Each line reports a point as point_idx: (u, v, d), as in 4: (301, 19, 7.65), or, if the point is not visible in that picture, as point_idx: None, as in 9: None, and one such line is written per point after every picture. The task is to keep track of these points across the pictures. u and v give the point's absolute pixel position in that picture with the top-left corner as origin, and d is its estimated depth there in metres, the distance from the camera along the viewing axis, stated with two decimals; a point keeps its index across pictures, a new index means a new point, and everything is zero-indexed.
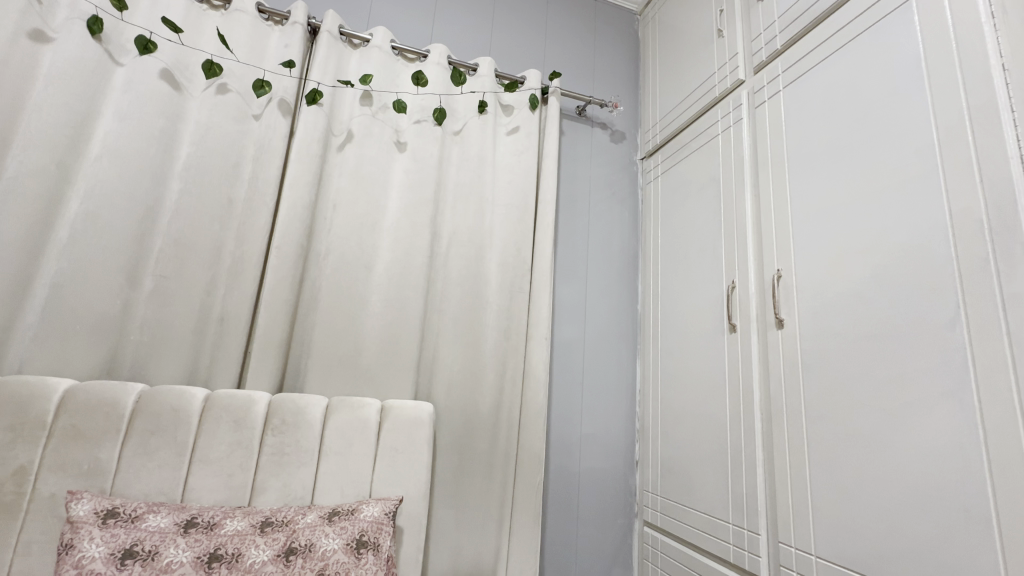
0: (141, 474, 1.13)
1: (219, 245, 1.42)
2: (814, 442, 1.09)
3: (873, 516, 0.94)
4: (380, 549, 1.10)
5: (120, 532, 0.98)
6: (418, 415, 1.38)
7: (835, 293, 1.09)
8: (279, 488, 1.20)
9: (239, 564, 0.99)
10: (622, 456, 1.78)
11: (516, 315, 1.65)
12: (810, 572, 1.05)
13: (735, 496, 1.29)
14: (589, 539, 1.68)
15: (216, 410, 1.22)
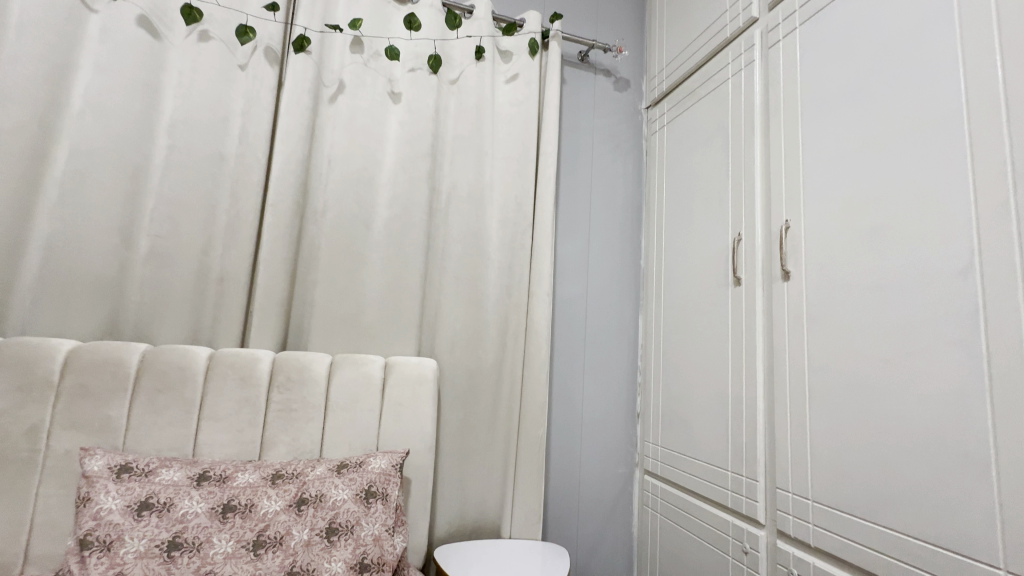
0: (152, 431, 1.15)
1: (213, 203, 1.39)
2: (816, 391, 1.09)
3: (872, 462, 0.95)
4: (388, 498, 1.14)
5: (134, 485, 1.00)
6: (422, 371, 1.39)
7: (843, 243, 1.06)
8: (288, 442, 1.23)
9: (253, 514, 1.03)
10: (623, 408, 1.81)
11: (518, 272, 1.63)
12: (806, 516, 1.08)
13: (734, 444, 1.31)
14: (592, 487, 1.73)
15: (221, 368, 1.22)
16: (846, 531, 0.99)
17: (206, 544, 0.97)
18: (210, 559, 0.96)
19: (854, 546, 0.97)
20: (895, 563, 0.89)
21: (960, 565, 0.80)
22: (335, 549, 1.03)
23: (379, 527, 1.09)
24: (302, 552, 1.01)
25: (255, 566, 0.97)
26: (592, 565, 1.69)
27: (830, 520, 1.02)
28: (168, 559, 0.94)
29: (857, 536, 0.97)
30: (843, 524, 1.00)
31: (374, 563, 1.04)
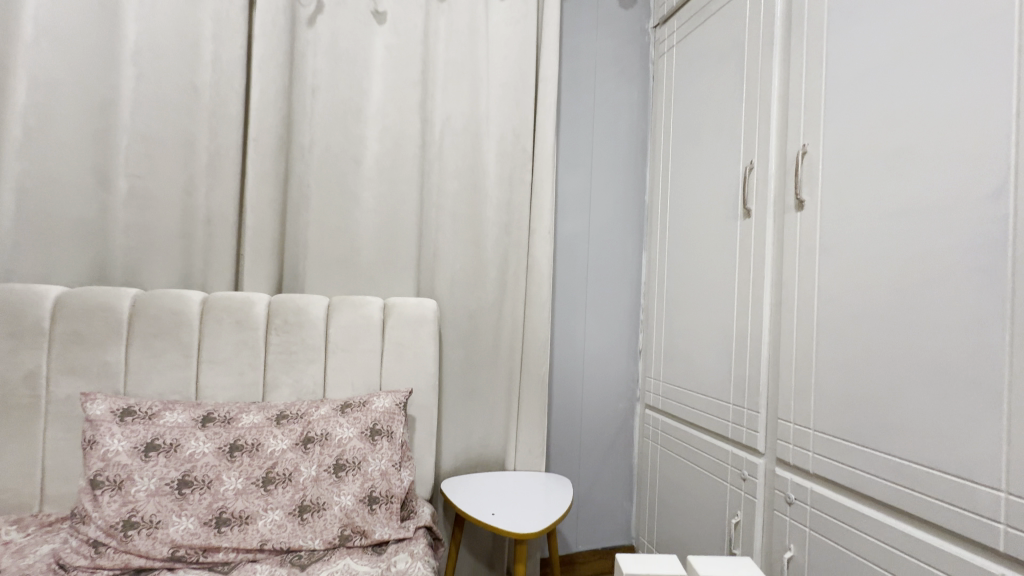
0: (152, 375, 1.14)
1: (191, 140, 1.29)
2: (825, 324, 1.07)
3: (879, 392, 0.95)
4: (394, 436, 1.15)
5: (139, 427, 1.00)
6: (421, 311, 1.36)
7: (865, 167, 1.00)
8: (291, 384, 1.23)
9: (260, 453, 1.04)
10: (625, 346, 1.81)
11: (517, 209, 1.57)
12: (806, 445, 1.10)
13: (737, 378, 1.31)
14: (594, 421, 1.77)
15: (216, 312, 1.20)
16: (846, 458, 1.01)
17: (215, 482, 0.99)
18: (221, 496, 0.98)
19: (853, 472, 0.99)
20: (893, 486, 0.91)
21: (960, 488, 0.81)
22: (343, 483, 1.05)
23: (386, 463, 1.10)
24: (311, 487, 1.03)
25: (266, 501, 1.00)
26: (594, 494, 1.76)
27: (831, 448, 1.04)
28: (179, 496, 0.96)
29: (858, 463, 0.98)
30: (844, 452, 1.01)
31: (383, 495, 1.07)
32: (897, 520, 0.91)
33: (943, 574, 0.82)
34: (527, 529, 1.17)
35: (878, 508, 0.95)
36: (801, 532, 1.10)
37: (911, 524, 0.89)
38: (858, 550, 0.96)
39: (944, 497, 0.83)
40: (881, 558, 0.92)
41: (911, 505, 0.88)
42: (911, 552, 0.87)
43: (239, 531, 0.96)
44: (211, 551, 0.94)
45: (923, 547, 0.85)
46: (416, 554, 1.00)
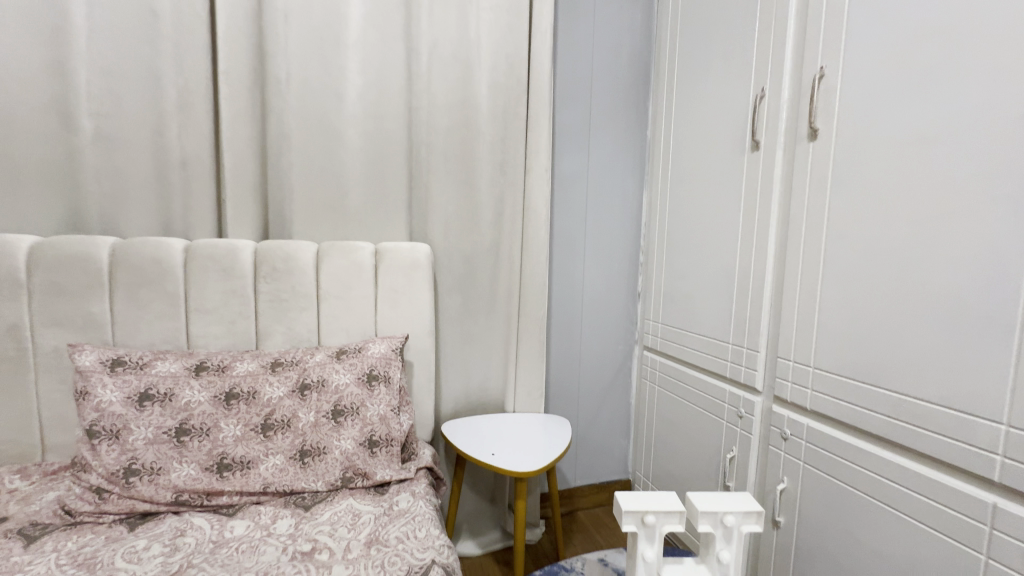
0: (141, 327, 1.11)
1: (155, 72, 1.18)
2: (832, 261, 1.03)
3: (883, 328, 0.93)
4: (391, 381, 1.14)
5: (130, 377, 0.99)
6: (415, 256, 1.31)
7: (886, 89, 0.92)
8: (285, 332, 1.21)
9: (257, 400, 1.03)
10: (624, 289, 1.79)
11: (512, 146, 1.49)
12: (805, 382, 1.10)
13: (738, 318, 1.29)
14: (592, 363, 1.78)
15: (199, 260, 1.14)
16: (845, 394, 1.00)
17: (214, 429, 0.99)
18: (221, 442, 0.98)
19: (850, 408, 0.99)
20: (890, 420, 0.91)
21: (959, 421, 0.80)
22: (343, 428, 1.05)
23: (384, 407, 1.10)
24: (311, 432, 1.03)
25: (266, 447, 1.00)
26: (593, 433, 1.80)
27: (830, 385, 1.04)
28: (178, 443, 0.96)
29: (857, 399, 0.98)
30: (843, 388, 1.01)
31: (383, 439, 1.08)
32: (892, 453, 0.92)
33: (934, 502, 0.84)
34: (527, 468, 1.20)
35: (874, 441, 0.96)
36: (795, 466, 1.13)
37: (907, 457, 0.90)
38: (852, 482, 0.98)
39: (942, 431, 0.83)
40: (875, 489, 0.94)
41: (908, 438, 0.88)
42: (905, 483, 0.89)
43: (242, 476, 0.97)
44: (215, 495, 0.95)
45: (917, 479, 0.87)
46: (418, 493, 1.02)
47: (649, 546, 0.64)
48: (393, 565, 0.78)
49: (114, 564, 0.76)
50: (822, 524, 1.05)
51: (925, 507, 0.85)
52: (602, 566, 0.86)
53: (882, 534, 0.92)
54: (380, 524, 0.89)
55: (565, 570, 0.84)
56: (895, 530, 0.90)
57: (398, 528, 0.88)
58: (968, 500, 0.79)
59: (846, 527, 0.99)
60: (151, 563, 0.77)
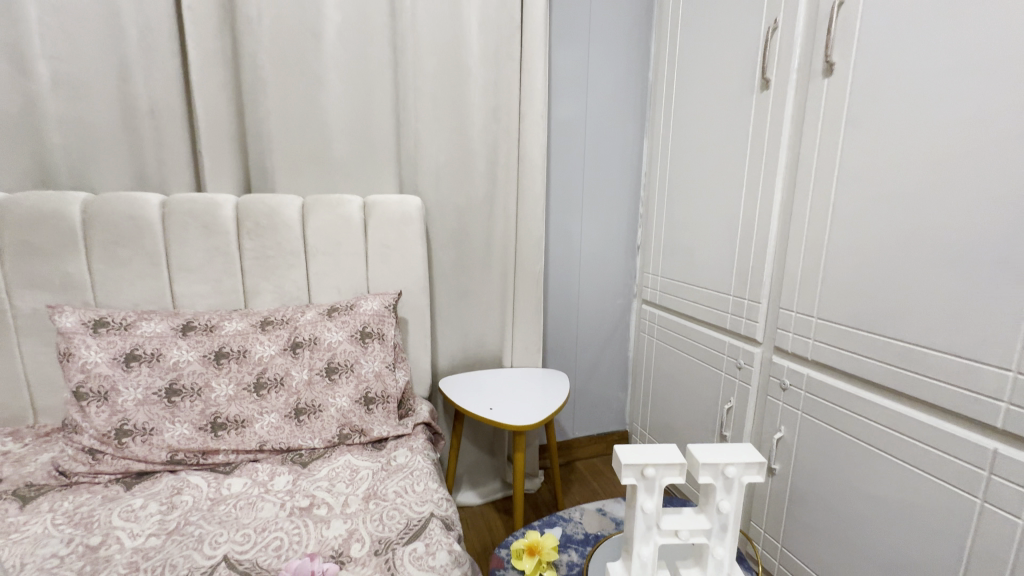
0: (122, 286, 1.06)
1: (112, 8, 1.06)
2: (841, 208, 0.99)
3: (891, 276, 0.90)
4: (385, 338, 1.12)
5: (115, 338, 0.96)
6: (406, 210, 1.26)
7: (912, 16, 0.84)
8: (273, 290, 1.17)
9: (248, 359, 1.01)
10: (622, 242, 1.74)
11: (506, 91, 1.40)
12: (807, 333, 1.08)
13: (740, 269, 1.26)
14: (590, 318, 1.76)
15: (178, 217, 1.08)
16: (847, 344, 0.99)
17: (205, 389, 0.97)
18: (213, 402, 0.97)
19: (853, 357, 0.97)
20: (893, 369, 0.90)
21: (965, 368, 0.79)
22: (338, 385, 1.04)
23: (379, 364, 1.09)
24: (305, 390, 1.02)
25: (260, 405, 0.99)
26: (590, 386, 1.81)
27: (832, 335, 1.02)
28: (169, 404, 0.94)
29: (859, 348, 0.96)
30: (846, 338, 0.99)
31: (379, 395, 1.07)
32: (893, 402, 0.91)
33: (932, 449, 0.84)
34: (525, 422, 1.20)
35: (875, 390, 0.95)
36: (793, 415, 1.12)
37: (908, 405, 0.89)
38: (849, 430, 0.98)
39: (946, 379, 0.81)
40: (873, 437, 0.94)
41: (909, 387, 0.87)
42: (905, 430, 0.88)
43: (237, 434, 0.96)
44: (210, 454, 0.94)
45: (916, 426, 0.86)
46: (416, 448, 1.02)
47: (648, 497, 0.63)
48: (392, 519, 0.78)
49: (111, 523, 0.76)
50: (817, 470, 1.06)
51: (923, 454, 0.85)
52: (600, 515, 0.87)
53: (878, 479, 0.93)
54: (378, 479, 0.89)
55: (564, 520, 0.85)
56: (891, 475, 0.91)
57: (396, 482, 0.88)
58: (968, 447, 0.79)
59: (842, 474, 1.00)
60: (149, 521, 0.77)
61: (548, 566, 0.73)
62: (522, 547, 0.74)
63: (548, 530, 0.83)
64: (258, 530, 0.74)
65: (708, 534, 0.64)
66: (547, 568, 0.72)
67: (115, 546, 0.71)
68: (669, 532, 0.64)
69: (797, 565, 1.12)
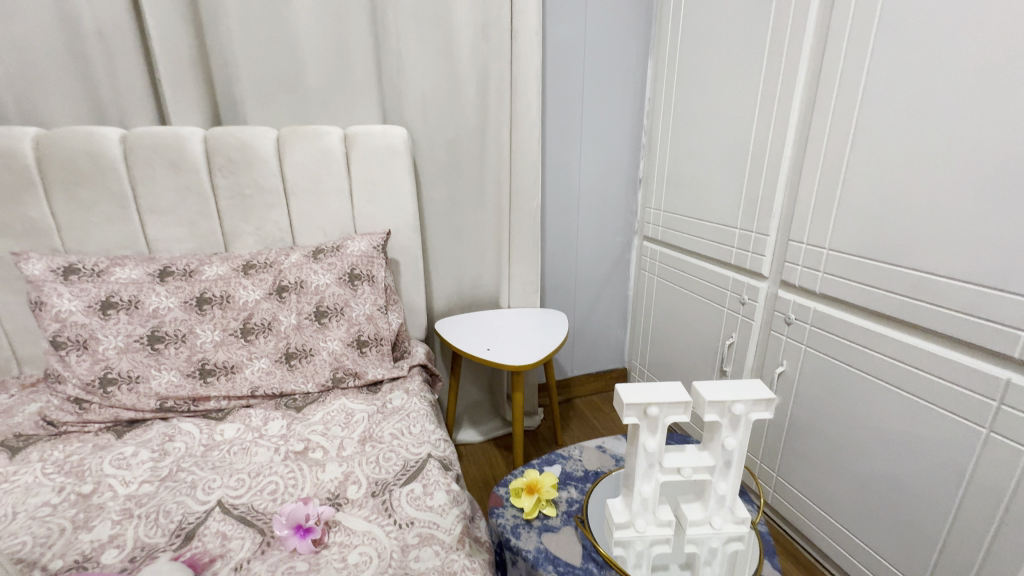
0: (91, 231, 0.99)
1: None
2: (864, 128, 0.90)
3: (915, 203, 0.83)
4: (375, 280, 1.08)
5: (87, 285, 0.90)
6: (391, 142, 1.16)
7: None
8: (254, 232, 1.11)
9: (232, 304, 0.97)
10: (623, 174, 1.65)
11: (496, 4, 1.25)
12: (816, 266, 1.03)
13: (748, 200, 1.19)
14: (589, 256, 1.71)
15: (141, 153, 0.99)
16: (859, 276, 0.94)
17: (189, 335, 0.93)
18: (200, 348, 0.93)
19: (864, 288, 0.93)
20: (907, 300, 0.86)
21: (986, 297, 0.74)
22: (328, 329, 1.01)
23: (370, 307, 1.05)
24: (294, 334, 0.99)
25: (249, 351, 0.96)
26: (590, 325, 1.79)
27: (843, 267, 0.97)
28: (153, 351, 0.91)
29: (871, 281, 0.92)
30: (859, 270, 0.94)
31: (371, 338, 1.04)
32: (903, 334, 0.88)
33: (940, 380, 0.81)
34: (524, 362, 1.18)
35: (886, 323, 0.91)
36: (796, 349, 1.10)
37: (919, 336, 0.86)
38: (854, 362, 0.96)
39: (965, 310, 0.77)
40: (879, 369, 0.92)
41: (922, 318, 0.84)
42: (912, 362, 0.86)
43: (227, 380, 0.94)
44: (201, 400, 0.92)
45: (925, 357, 0.83)
46: (412, 390, 1.00)
47: (650, 436, 0.60)
48: (388, 461, 0.77)
49: (103, 472, 0.74)
50: (818, 403, 1.05)
51: (930, 384, 0.83)
52: (600, 452, 0.86)
53: (881, 410, 0.92)
54: (374, 421, 0.87)
55: (563, 458, 0.84)
56: (894, 407, 0.89)
57: (392, 424, 0.86)
58: (978, 377, 0.76)
59: (843, 406, 0.99)
60: (141, 468, 0.75)
61: (548, 503, 0.72)
62: (521, 486, 0.73)
63: (547, 469, 0.82)
64: (253, 475, 0.73)
65: (711, 471, 0.63)
66: (546, 505, 0.72)
67: (108, 493, 0.70)
68: (671, 470, 0.63)
69: (792, 493, 1.14)
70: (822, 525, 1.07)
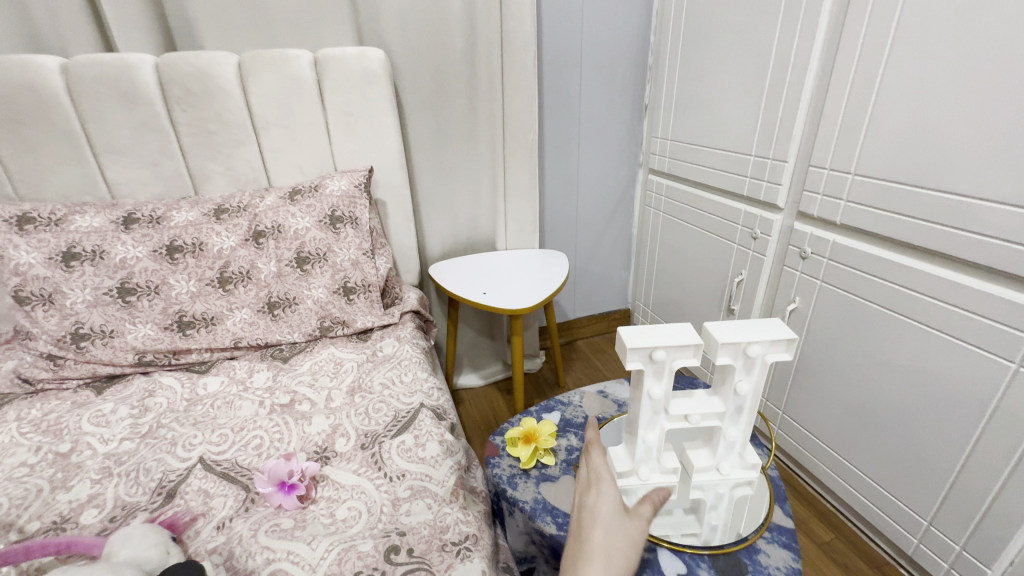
0: (44, 175, 0.91)
1: None
2: (908, 28, 0.77)
3: (961, 117, 0.72)
4: (358, 222, 1.00)
5: (44, 234, 0.83)
6: (367, 66, 1.04)
7: None
8: (224, 172, 1.02)
9: (206, 253, 0.90)
10: (627, 100, 1.52)
11: None
12: (839, 193, 0.94)
13: (766, 122, 1.07)
14: (591, 192, 1.61)
15: (86, 84, 0.88)
16: (887, 204, 0.85)
17: (163, 287, 0.87)
18: (175, 300, 0.88)
19: (891, 217, 0.85)
20: (940, 229, 0.78)
21: None
22: (312, 276, 0.95)
23: (355, 252, 0.98)
24: (276, 283, 0.93)
25: (229, 301, 0.91)
26: (592, 266, 1.73)
27: (870, 194, 0.88)
28: (126, 304, 0.85)
29: (900, 208, 0.83)
30: (887, 197, 0.85)
31: (359, 285, 0.98)
32: (931, 265, 0.81)
33: (968, 314, 0.75)
34: (521, 306, 1.13)
35: (913, 254, 0.84)
36: (811, 285, 1.03)
37: (949, 268, 0.78)
38: (873, 298, 0.90)
39: (1007, 237, 0.69)
40: (900, 304, 0.85)
41: (956, 248, 0.76)
42: (940, 296, 0.79)
43: (208, 332, 0.89)
44: (182, 353, 0.88)
45: (955, 291, 0.77)
46: (403, 337, 0.95)
47: (656, 382, 0.55)
48: (378, 412, 0.73)
49: (81, 430, 0.71)
50: (830, 340, 1.00)
51: (958, 319, 0.77)
52: (602, 397, 0.82)
53: (899, 347, 0.86)
54: (364, 370, 0.83)
55: (562, 405, 0.80)
56: (914, 344, 0.84)
57: (382, 373, 0.82)
58: (1014, 311, 0.70)
59: (858, 343, 0.94)
60: (120, 426, 0.72)
61: (546, 452, 0.69)
62: (517, 435, 0.70)
63: (545, 416, 0.78)
64: (236, 430, 0.70)
65: (721, 417, 0.58)
66: (544, 454, 0.68)
67: (87, 452, 0.67)
68: (677, 417, 0.58)
69: (797, 430, 1.13)
70: (826, 460, 1.06)
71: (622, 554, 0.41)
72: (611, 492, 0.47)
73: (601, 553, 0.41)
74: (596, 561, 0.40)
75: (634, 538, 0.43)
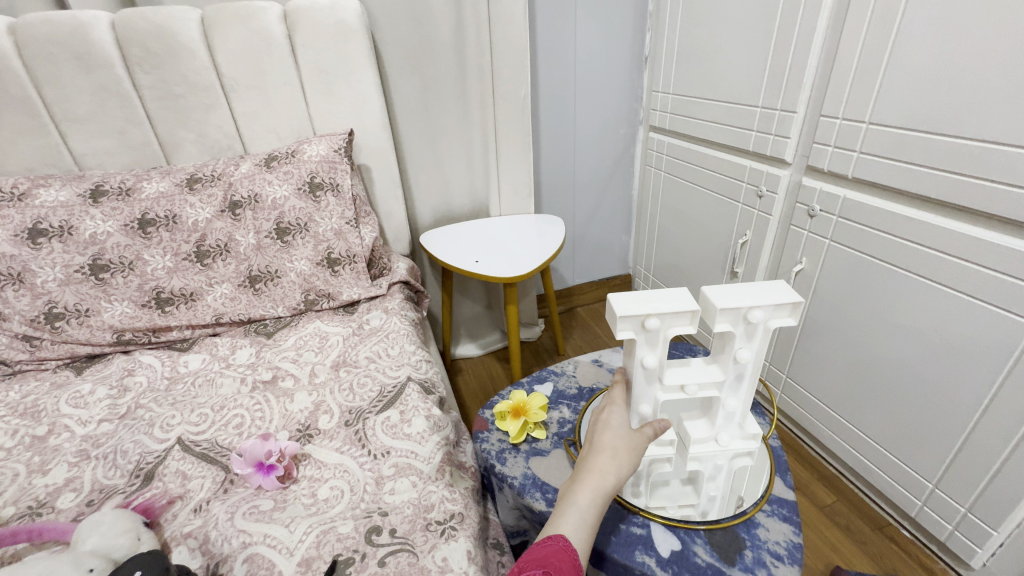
0: (4, 148, 0.86)
1: None
2: None
3: (990, 53, 0.65)
4: (340, 189, 0.95)
5: (7, 210, 0.78)
6: (341, 18, 0.96)
7: None
8: (196, 140, 0.96)
9: (181, 226, 0.86)
10: (626, 51, 1.42)
11: None
12: (851, 145, 0.87)
13: (774, 69, 0.99)
14: (588, 152, 1.53)
15: (37, 46, 0.82)
16: (904, 155, 0.79)
17: (137, 263, 0.83)
18: (151, 276, 0.84)
19: (907, 170, 0.78)
20: (961, 180, 0.71)
21: None
22: (294, 248, 0.91)
23: (338, 221, 0.94)
24: (256, 255, 0.89)
25: (208, 276, 0.87)
26: (591, 230, 1.67)
27: (885, 144, 0.81)
28: (100, 281, 0.82)
29: (917, 158, 0.77)
30: (904, 147, 0.78)
31: (343, 256, 0.94)
32: (948, 220, 0.75)
33: (988, 272, 0.70)
34: (515, 273, 1.09)
35: (929, 209, 0.78)
36: (818, 245, 0.98)
37: (970, 223, 0.73)
38: (884, 257, 0.85)
39: None
40: (912, 262, 0.80)
41: (976, 200, 0.70)
42: (958, 253, 0.74)
43: (188, 309, 0.86)
44: (162, 331, 0.85)
45: (973, 247, 0.71)
46: (392, 309, 0.91)
47: (649, 351, 0.52)
48: (363, 387, 0.70)
49: (59, 411, 0.69)
50: (838, 302, 0.96)
51: (974, 276, 0.72)
52: (596, 367, 0.79)
53: (909, 308, 0.82)
54: (350, 345, 0.80)
55: (555, 375, 0.77)
56: (925, 304, 0.79)
57: (368, 347, 0.79)
58: None
59: (867, 304, 0.90)
60: (98, 407, 0.70)
61: (537, 426, 0.67)
62: (507, 408, 0.67)
63: (537, 387, 0.75)
64: (216, 409, 0.67)
65: (719, 386, 0.55)
66: (535, 427, 0.66)
67: (65, 434, 0.65)
68: (673, 388, 0.55)
69: (801, 394, 1.10)
70: (829, 424, 1.04)
71: (627, 455, 0.47)
72: (621, 410, 0.52)
73: (607, 449, 0.47)
74: (602, 456, 0.47)
75: (638, 444, 0.48)
